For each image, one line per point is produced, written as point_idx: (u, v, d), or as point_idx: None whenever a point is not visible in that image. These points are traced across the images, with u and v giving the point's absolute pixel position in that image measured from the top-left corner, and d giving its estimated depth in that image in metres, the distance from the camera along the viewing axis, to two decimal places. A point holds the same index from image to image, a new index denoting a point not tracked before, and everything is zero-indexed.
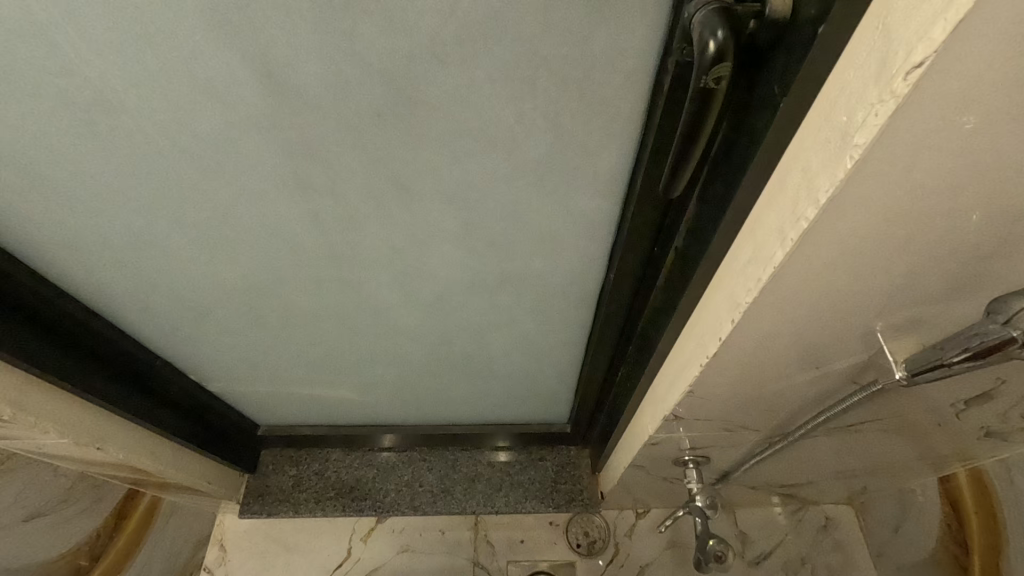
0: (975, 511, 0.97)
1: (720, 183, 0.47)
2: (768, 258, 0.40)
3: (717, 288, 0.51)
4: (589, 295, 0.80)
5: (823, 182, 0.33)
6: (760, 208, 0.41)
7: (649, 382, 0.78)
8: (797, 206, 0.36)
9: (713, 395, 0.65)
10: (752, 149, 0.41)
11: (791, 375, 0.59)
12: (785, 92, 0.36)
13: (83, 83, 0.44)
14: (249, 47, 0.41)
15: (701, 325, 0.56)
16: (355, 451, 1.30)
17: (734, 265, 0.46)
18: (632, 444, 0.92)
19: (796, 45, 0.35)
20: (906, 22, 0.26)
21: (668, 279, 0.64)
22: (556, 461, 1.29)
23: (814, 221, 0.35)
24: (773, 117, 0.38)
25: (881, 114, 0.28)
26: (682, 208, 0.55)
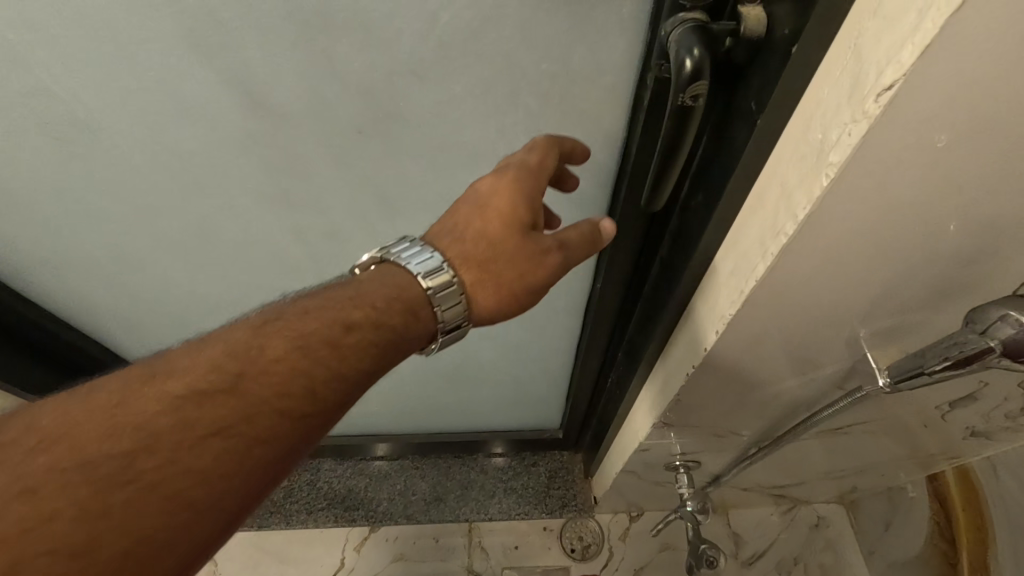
0: (963, 510, 0.98)
1: (701, 194, 0.48)
2: (750, 270, 0.41)
3: (702, 298, 0.51)
4: (577, 301, 0.81)
5: (801, 198, 0.33)
6: (741, 221, 0.42)
7: (638, 389, 0.78)
8: (776, 219, 0.36)
9: (701, 402, 0.65)
10: (731, 165, 0.41)
11: (777, 380, 0.60)
12: (761, 108, 0.36)
13: (58, 105, 0.44)
14: (227, 65, 0.41)
15: (688, 334, 0.56)
16: (349, 460, 1.31)
17: (717, 276, 0.47)
18: (623, 448, 0.92)
19: (771, 63, 0.35)
20: (876, 45, 0.26)
21: (654, 288, 0.64)
22: (549, 466, 1.29)
23: (794, 236, 0.35)
24: (750, 133, 0.38)
25: (854, 134, 0.28)
26: (666, 219, 0.56)
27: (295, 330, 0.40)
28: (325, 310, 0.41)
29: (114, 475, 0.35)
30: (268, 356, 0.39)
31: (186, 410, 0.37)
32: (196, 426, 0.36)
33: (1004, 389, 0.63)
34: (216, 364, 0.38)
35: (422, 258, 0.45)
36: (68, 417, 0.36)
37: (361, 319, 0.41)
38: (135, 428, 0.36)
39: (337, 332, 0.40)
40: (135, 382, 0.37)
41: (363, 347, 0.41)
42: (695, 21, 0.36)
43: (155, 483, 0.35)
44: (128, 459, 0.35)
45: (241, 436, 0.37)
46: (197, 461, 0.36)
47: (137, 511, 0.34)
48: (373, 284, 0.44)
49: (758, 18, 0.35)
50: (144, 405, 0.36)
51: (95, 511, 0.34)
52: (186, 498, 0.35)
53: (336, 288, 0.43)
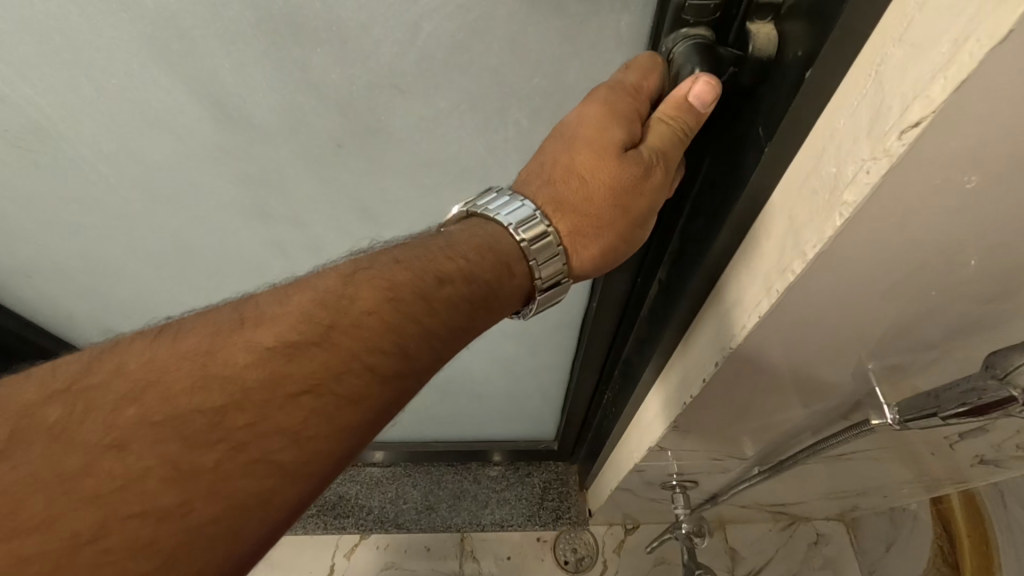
0: (968, 536, 0.94)
1: (701, 219, 0.45)
2: (752, 306, 0.38)
3: (701, 328, 0.49)
4: (572, 317, 0.79)
5: (810, 235, 0.31)
6: (743, 251, 0.39)
7: (635, 408, 0.75)
8: (782, 255, 0.34)
9: (697, 427, 0.63)
10: (733, 191, 0.39)
11: (779, 408, 0.57)
12: (768, 136, 0.34)
13: (15, 111, 0.41)
14: (194, 74, 0.39)
15: (685, 364, 0.54)
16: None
17: (717, 307, 0.44)
18: (620, 466, 0.89)
19: (780, 87, 0.32)
20: (900, 77, 0.23)
21: (651, 311, 0.62)
22: (544, 477, 1.26)
23: (801, 275, 0.32)
24: (755, 159, 0.35)
25: (873, 172, 0.25)
26: (664, 240, 0.53)
27: (386, 282, 0.36)
28: (417, 261, 0.37)
29: (204, 433, 0.31)
30: (359, 308, 0.34)
31: (276, 364, 0.33)
32: (287, 381, 0.33)
33: (1016, 423, 0.60)
34: (305, 315, 0.34)
35: (511, 203, 0.41)
36: (155, 364, 0.32)
37: (454, 271, 0.38)
38: (226, 380, 0.32)
39: (430, 285, 0.36)
40: (220, 329, 0.33)
41: (456, 301, 0.37)
42: (702, 39, 0.34)
43: (246, 445, 0.32)
44: (217, 416, 0.32)
45: (331, 393, 0.33)
46: (288, 421, 0.32)
47: (227, 474, 0.31)
48: (462, 236, 0.40)
49: (768, 37, 0.33)
50: (234, 357, 0.32)
51: (185, 472, 0.31)
52: (275, 461, 0.32)
53: (431, 239, 0.39)
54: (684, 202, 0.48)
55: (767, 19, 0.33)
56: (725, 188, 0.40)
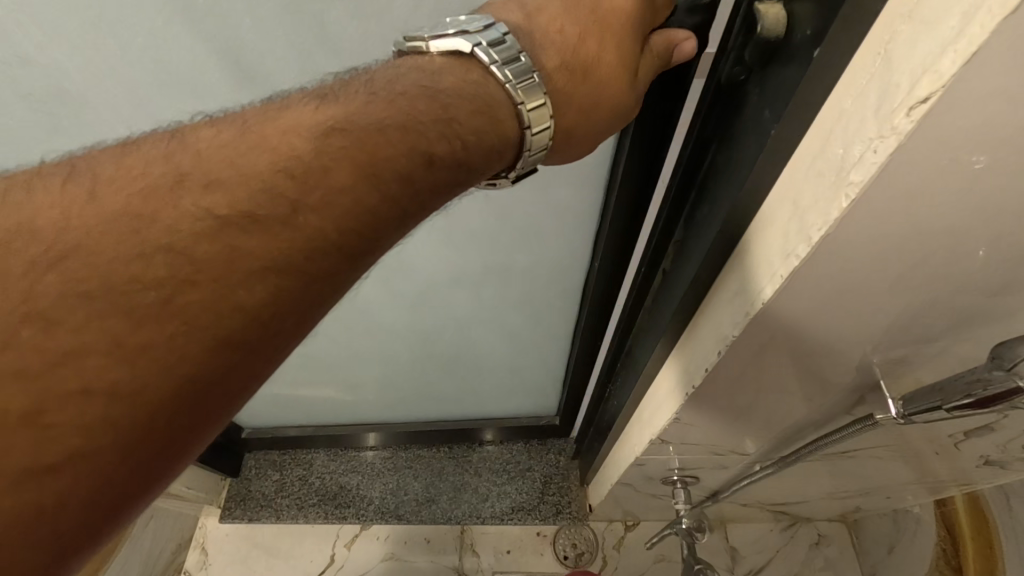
0: (971, 540, 0.94)
1: (706, 208, 0.45)
2: (757, 293, 0.38)
3: (704, 318, 0.48)
4: (576, 281, 0.84)
5: (815, 219, 0.30)
6: (747, 235, 0.39)
7: (637, 403, 0.75)
8: (786, 240, 0.33)
9: (698, 421, 0.63)
10: (738, 172, 0.38)
11: (767, 403, 0.57)
12: (775, 119, 0.33)
13: (49, 72, 0.47)
14: (215, 28, 0.44)
15: (688, 352, 0.53)
16: (342, 449, 1.31)
17: (720, 294, 0.44)
18: (619, 463, 0.90)
19: (791, 68, 0.32)
20: (908, 53, 0.23)
21: (654, 303, 0.62)
22: (544, 472, 1.25)
23: (805, 260, 0.32)
24: (759, 143, 0.35)
25: (880, 151, 0.25)
26: (670, 227, 0.52)
27: (362, 148, 0.31)
28: (408, 132, 0.32)
29: (154, 307, 0.27)
30: (332, 182, 0.30)
31: (232, 236, 0.28)
32: (242, 255, 0.28)
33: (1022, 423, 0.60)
34: (262, 186, 0.29)
35: (522, 67, 0.36)
36: (85, 225, 0.28)
37: (445, 154, 0.33)
38: (173, 251, 0.28)
39: (421, 165, 0.32)
40: (155, 189, 0.29)
41: (438, 188, 0.33)
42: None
43: (199, 321, 0.27)
44: (168, 291, 0.27)
45: (298, 271, 0.29)
46: (250, 297, 0.28)
47: (181, 349, 0.27)
48: (460, 102, 0.34)
49: (777, 18, 0.33)
50: (178, 221, 0.28)
51: (131, 348, 0.27)
52: (231, 333, 0.28)
53: (426, 100, 0.34)
54: (690, 186, 0.47)
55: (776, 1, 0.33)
56: (730, 169, 0.39)
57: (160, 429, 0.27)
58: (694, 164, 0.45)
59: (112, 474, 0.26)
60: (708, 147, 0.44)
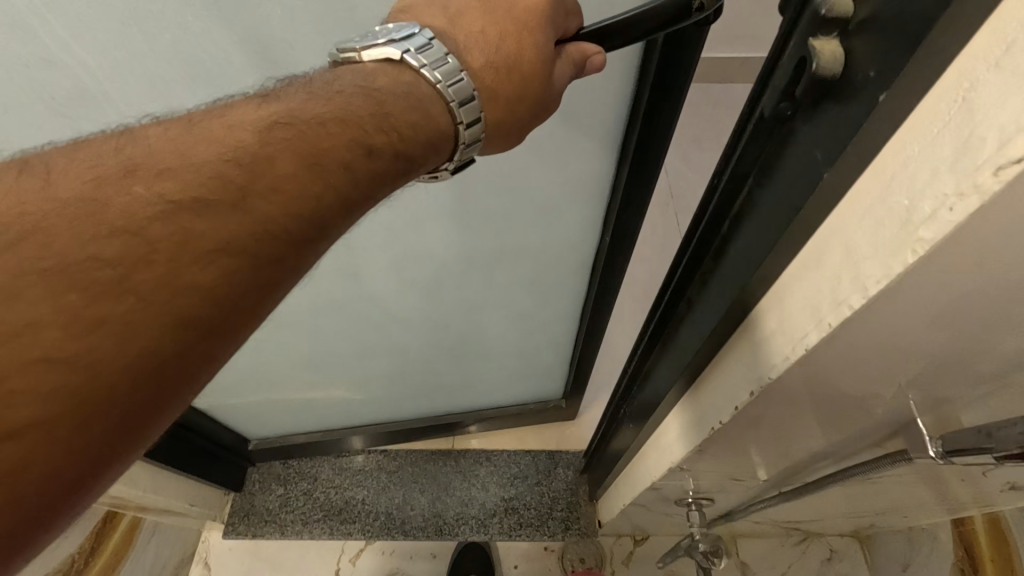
0: (991, 562, 0.91)
1: (741, 241, 0.42)
2: (799, 337, 0.35)
3: (734, 353, 0.46)
4: (584, 258, 0.86)
5: (874, 270, 0.28)
6: (788, 273, 0.37)
7: (655, 427, 0.73)
8: (838, 287, 0.31)
9: (721, 451, 0.61)
10: (783, 208, 0.36)
11: (808, 439, 0.55)
12: (829, 161, 0.31)
13: (63, 71, 0.46)
14: (243, 24, 0.46)
15: (714, 387, 0.51)
16: (344, 458, 1.28)
17: (755, 330, 0.42)
18: (634, 483, 0.88)
19: (849, 112, 0.29)
20: (999, 107, 0.20)
21: (674, 329, 0.60)
22: (554, 488, 1.23)
23: (859, 310, 0.30)
24: (809, 182, 0.33)
25: (957, 210, 0.23)
26: (698, 257, 0.50)
27: (302, 141, 0.31)
28: (343, 127, 0.32)
29: (98, 283, 0.26)
30: (278, 169, 0.29)
31: (180, 218, 0.27)
32: (195, 236, 0.27)
33: None
34: (214, 173, 0.28)
35: (450, 69, 0.37)
36: (36, 213, 0.26)
37: (384, 146, 0.33)
38: (123, 232, 0.27)
39: (358, 155, 0.32)
40: (108, 176, 0.28)
41: (380, 178, 0.33)
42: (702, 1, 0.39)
43: (150, 298, 0.26)
44: (118, 272, 0.26)
45: (249, 253, 0.28)
46: (208, 277, 0.27)
47: (138, 327, 0.26)
48: (396, 98, 0.35)
49: (833, 53, 0.30)
50: (133, 205, 0.27)
51: (82, 323, 0.25)
52: (180, 313, 0.27)
53: (363, 98, 0.34)
54: (724, 217, 0.45)
55: (832, 35, 0.31)
56: (775, 204, 0.37)
57: (115, 406, 0.26)
58: (730, 195, 0.43)
59: (64, 451, 0.25)
60: (744, 180, 0.41)
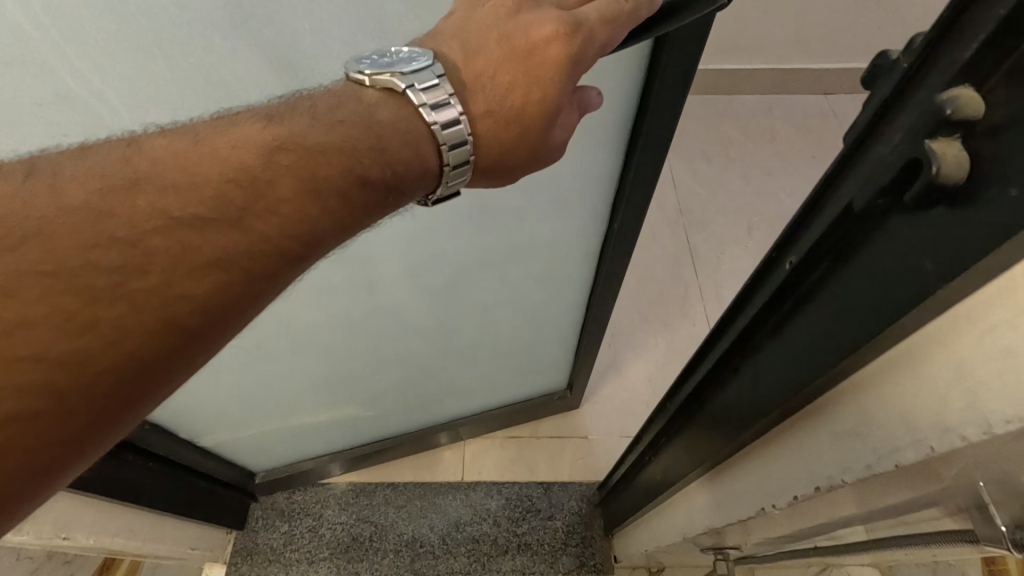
0: None
1: (806, 327, 0.38)
2: (885, 449, 0.31)
3: (790, 442, 0.42)
4: (590, 252, 0.86)
5: (1001, 400, 0.24)
6: (874, 374, 0.32)
7: (683, 484, 0.69)
8: (946, 409, 0.27)
9: (759, 527, 0.56)
10: (866, 310, 0.31)
11: (862, 539, 0.50)
12: (942, 277, 0.26)
13: (78, 105, 0.46)
14: (270, 45, 0.48)
15: (763, 468, 0.47)
16: (359, 484, 1.24)
17: (821, 424, 0.37)
18: (663, 537, 0.83)
19: (980, 231, 0.25)
20: None
21: (712, 394, 0.55)
22: (567, 521, 1.18)
23: (976, 442, 0.26)
24: (905, 292, 0.28)
25: None
26: (749, 330, 0.45)
27: (303, 168, 0.32)
28: (344, 157, 0.34)
29: (104, 289, 0.28)
30: (277, 195, 0.32)
31: (184, 234, 0.30)
32: (193, 252, 0.30)
33: None
34: (214, 194, 0.31)
35: (448, 113, 0.37)
36: (43, 217, 0.29)
37: (377, 178, 0.35)
38: (127, 244, 0.29)
39: (354, 187, 0.34)
40: (113, 187, 0.30)
41: (372, 208, 0.35)
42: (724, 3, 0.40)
43: (145, 305, 0.29)
44: (117, 278, 0.29)
45: (241, 268, 0.31)
46: (196, 289, 0.30)
47: (124, 328, 0.28)
48: (391, 134, 0.36)
49: (959, 160, 0.25)
50: (134, 218, 0.30)
51: (77, 325, 0.28)
52: (170, 319, 0.29)
53: (363, 129, 0.35)
54: (783, 297, 0.40)
55: (954, 137, 0.26)
56: (855, 303, 0.32)
57: (98, 401, 0.28)
58: (796, 277, 0.38)
59: (48, 439, 0.27)
60: (815, 266, 0.36)
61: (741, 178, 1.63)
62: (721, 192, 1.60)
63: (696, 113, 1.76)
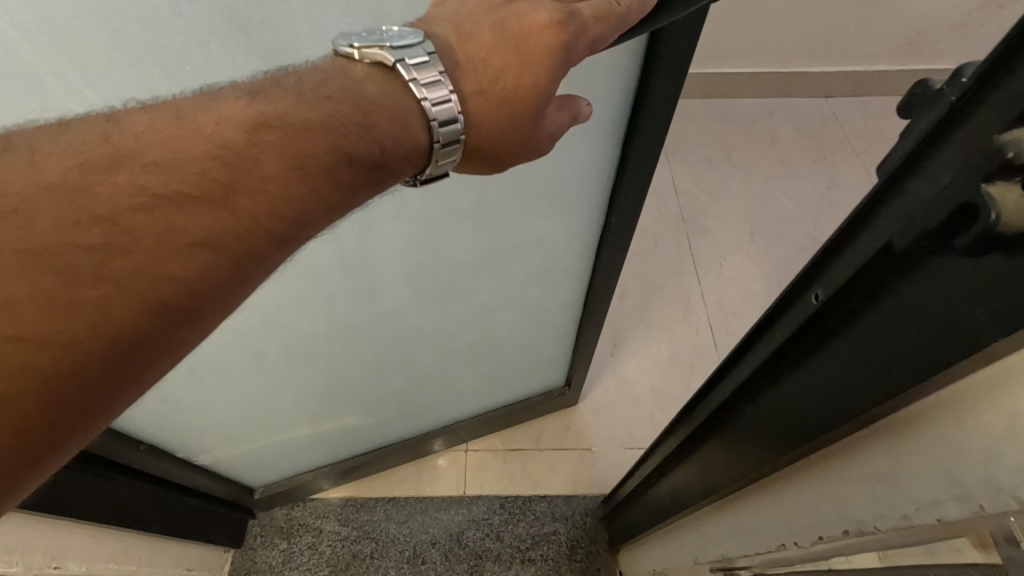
0: None
1: (835, 362, 0.37)
2: (925, 499, 0.30)
3: (815, 481, 0.41)
4: (589, 246, 0.86)
5: None
6: (909, 423, 0.32)
7: (692, 510, 0.67)
8: (992, 466, 0.26)
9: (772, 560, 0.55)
10: (910, 346, 0.31)
11: None
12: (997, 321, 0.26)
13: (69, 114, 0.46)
14: (266, 53, 0.47)
15: (783, 504, 0.46)
16: (359, 499, 1.21)
17: (850, 466, 0.37)
18: (673, 555, 0.81)
19: None
20: None
21: (726, 425, 0.54)
22: (571, 535, 1.16)
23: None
24: (953, 334, 0.28)
25: None
26: (773, 362, 0.45)
27: (288, 143, 0.33)
28: (329, 134, 0.34)
29: (89, 268, 0.29)
30: (262, 174, 0.32)
31: (169, 214, 0.30)
32: (179, 232, 0.30)
33: None
34: (198, 171, 0.31)
35: (437, 88, 0.37)
36: (21, 193, 0.29)
37: (363, 155, 0.35)
38: (109, 221, 0.30)
39: (340, 165, 0.34)
40: (93, 164, 0.31)
41: (359, 186, 0.36)
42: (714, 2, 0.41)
43: (131, 285, 0.29)
44: (102, 257, 0.29)
45: (227, 250, 0.31)
46: (182, 269, 0.30)
47: (114, 310, 0.29)
48: (381, 110, 0.36)
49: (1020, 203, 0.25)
50: (116, 195, 0.30)
51: (62, 306, 0.28)
52: (158, 300, 0.29)
53: (349, 104, 0.35)
54: (813, 329, 0.40)
55: (1013, 180, 0.26)
56: (898, 340, 0.32)
57: (85, 384, 0.28)
58: (830, 309, 0.38)
59: (34, 422, 0.27)
60: (850, 299, 0.36)
61: (741, 183, 1.64)
62: (722, 198, 1.61)
63: (696, 117, 1.77)
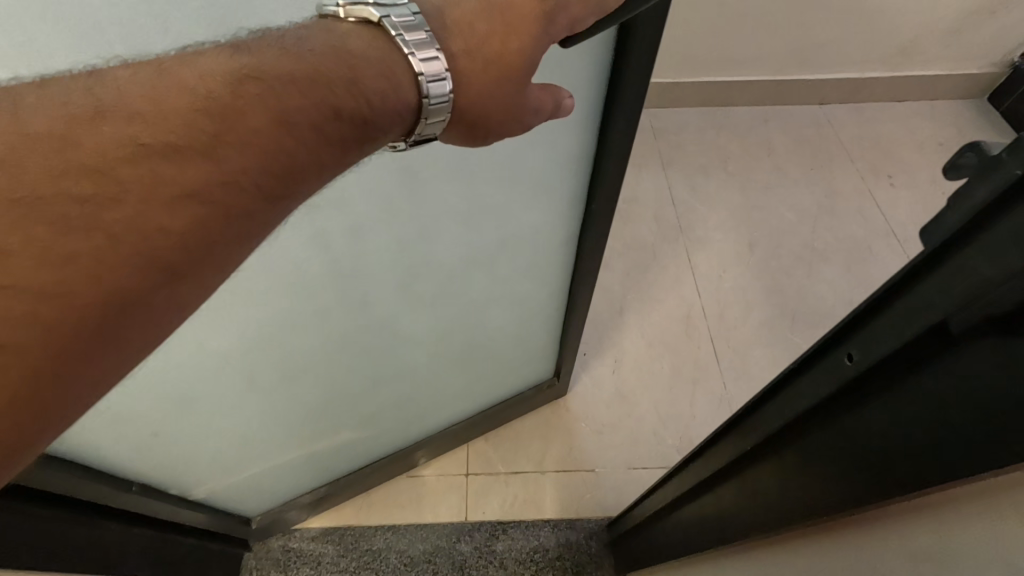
0: None
1: (869, 426, 0.37)
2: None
3: (851, 540, 0.41)
4: (575, 235, 0.87)
5: None
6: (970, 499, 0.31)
7: (707, 548, 0.67)
8: None
9: None
10: (951, 428, 0.31)
11: None
12: None
13: None
14: None
15: (814, 558, 0.45)
16: (358, 526, 1.20)
17: (890, 530, 0.37)
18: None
19: None
20: None
21: (749, 472, 0.54)
22: (575, 559, 1.15)
23: None
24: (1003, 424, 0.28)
25: None
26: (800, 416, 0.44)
27: (273, 92, 0.34)
28: (316, 88, 0.35)
29: (79, 219, 0.29)
30: (251, 127, 0.33)
31: (156, 165, 0.31)
32: (167, 182, 0.31)
33: None
34: (184, 123, 0.32)
35: (423, 41, 0.38)
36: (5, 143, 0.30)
37: (351, 109, 0.36)
38: (96, 171, 0.30)
39: (326, 116, 0.35)
40: (77, 116, 0.31)
41: (347, 142, 0.37)
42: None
43: (124, 236, 0.30)
44: (90, 207, 0.30)
45: (218, 202, 0.32)
46: (173, 222, 0.31)
47: (107, 265, 0.29)
48: (367, 66, 0.37)
49: None
50: (101, 146, 0.31)
51: (56, 258, 0.28)
52: (154, 254, 0.30)
53: (334, 58, 0.36)
54: (848, 389, 0.39)
55: None
56: (937, 416, 0.32)
57: (87, 340, 0.29)
58: (868, 374, 0.37)
59: (39, 374, 0.28)
60: (891, 367, 0.36)
61: (738, 193, 1.64)
62: (718, 208, 1.61)
63: (690, 125, 1.77)
